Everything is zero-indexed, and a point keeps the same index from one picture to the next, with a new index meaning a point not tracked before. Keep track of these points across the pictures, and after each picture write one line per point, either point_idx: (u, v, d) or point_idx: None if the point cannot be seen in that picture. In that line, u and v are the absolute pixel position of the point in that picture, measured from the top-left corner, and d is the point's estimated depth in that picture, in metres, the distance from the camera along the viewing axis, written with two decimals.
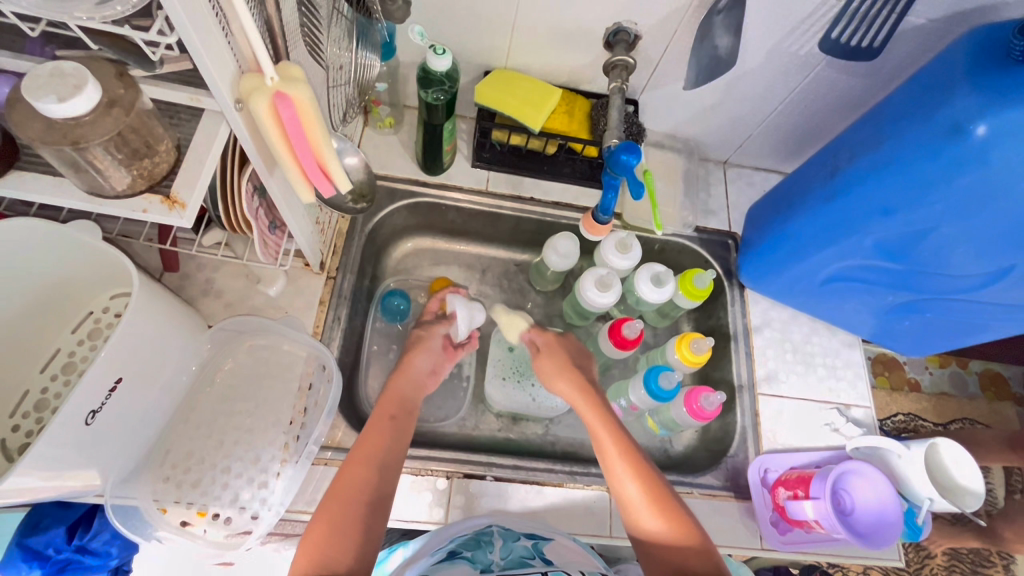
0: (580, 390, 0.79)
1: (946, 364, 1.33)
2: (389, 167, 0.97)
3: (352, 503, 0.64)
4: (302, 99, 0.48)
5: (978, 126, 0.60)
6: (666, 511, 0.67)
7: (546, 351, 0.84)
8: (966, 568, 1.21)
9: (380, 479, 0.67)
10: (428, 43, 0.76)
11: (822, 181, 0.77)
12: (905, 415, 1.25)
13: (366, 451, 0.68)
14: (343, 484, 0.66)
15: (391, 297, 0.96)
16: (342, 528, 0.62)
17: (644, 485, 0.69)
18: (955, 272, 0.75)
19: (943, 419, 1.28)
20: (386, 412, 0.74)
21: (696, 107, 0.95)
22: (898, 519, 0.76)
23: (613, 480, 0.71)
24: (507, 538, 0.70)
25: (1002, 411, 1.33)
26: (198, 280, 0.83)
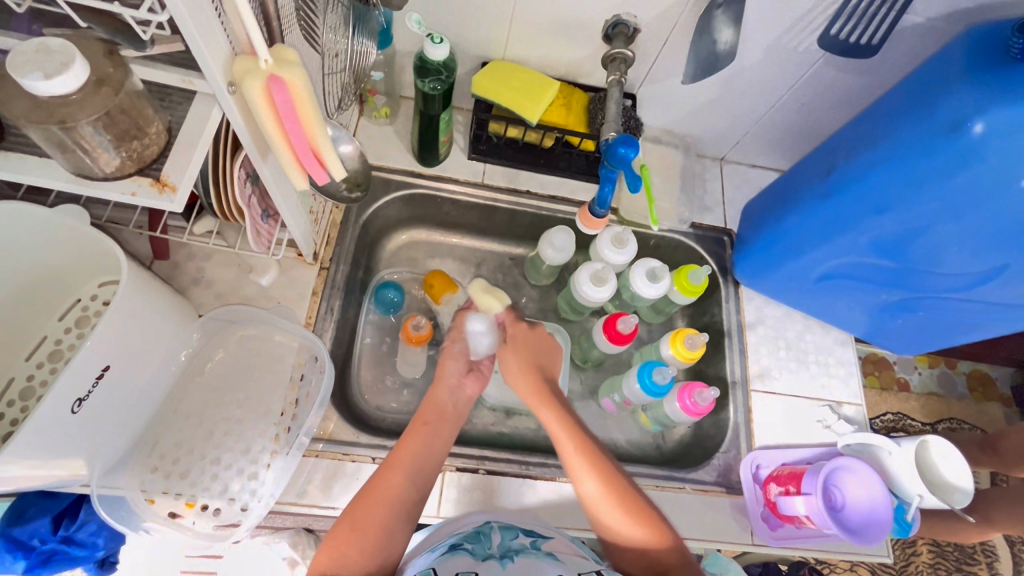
0: (537, 387, 0.77)
1: (935, 364, 1.35)
2: (384, 157, 0.96)
3: (379, 512, 0.64)
4: (298, 84, 0.47)
5: (975, 123, 0.60)
6: (629, 508, 0.66)
7: (510, 344, 0.81)
8: (952, 564, 1.23)
9: (415, 486, 0.67)
10: (426, 32, 0.75)
11: (819, 178, 0.77)
12: (893, 414, 1.27)
13: (395, 459, 0.67)
14: (369, 492, 0.65)
15: (385, 290, 0.95)
16: (362, 536, 0.62)
17: (605, 482, 0.67)
18: (949, 270, 0.75)
19: (931, 419, 1.29)
20: (424, 419, 0.73)
21: (694, 102, 0.94)
22: (887, 519, 0.76)
23: (576, 477, 0.69)
24: (506, 535, 0.69)
25: (990, 411, 1.35)
26: (188, 269, 0.82)
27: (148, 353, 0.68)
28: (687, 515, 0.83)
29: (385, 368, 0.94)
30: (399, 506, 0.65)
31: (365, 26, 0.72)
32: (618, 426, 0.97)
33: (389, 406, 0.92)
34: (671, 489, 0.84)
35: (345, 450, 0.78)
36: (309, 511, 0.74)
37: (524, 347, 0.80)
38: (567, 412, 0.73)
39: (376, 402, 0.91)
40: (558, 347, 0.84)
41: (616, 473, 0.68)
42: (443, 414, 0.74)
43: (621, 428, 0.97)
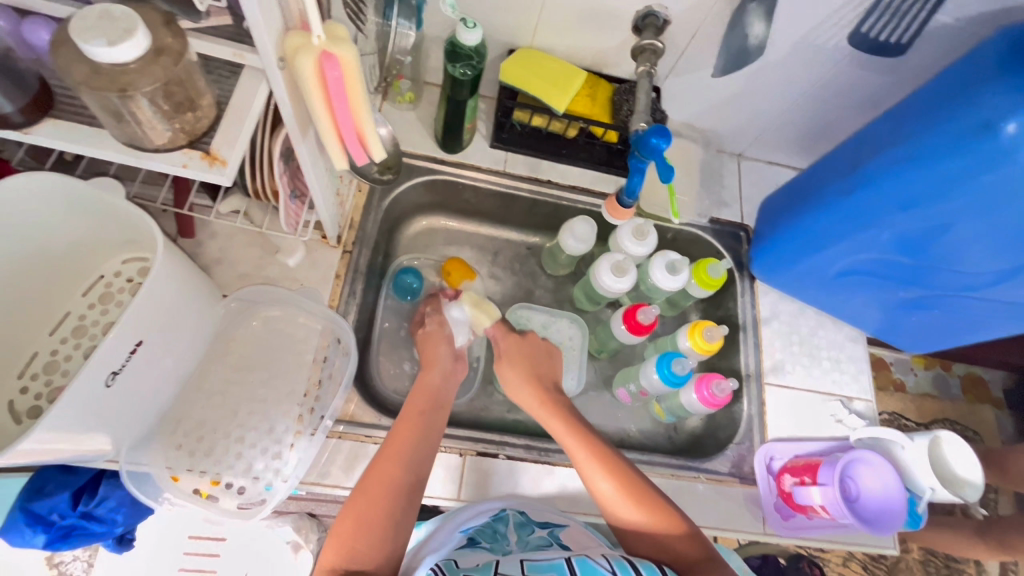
0: (541, 396, 0.79)
1: (932, 366, 1.38)
2: (407, 142, 0.96)
3: (379, 504, 0.64)
4: (348, 60, 0.47)
5: (1008, 123, 0.60)
6: (654, 510, 0.69)
7: (506, 356, 0.83)
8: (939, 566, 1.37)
9: (411, 473, 0.67)
10: (459, 16, 0.75)
11: (844, 173, 0.78)
12: (889, 414, 1.30)
13: (392, 450, 0.68)
14: (366, 486, 0.65)
15: (404, 276, 0.96)
16: (366, 528, 0.63)
17: (621, 480, 0.70)
18: (969, 268, 0.76)
19: (927, 420, 1.32)
20: (415, 409, 0.73)
21: (718, 96, 0.95)
22: (902, 508, 0.77)
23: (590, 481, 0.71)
24: (522, 530, 0.72)
25: (981, 414, 1.38)
26: (212, 247, 0.81)
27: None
28: (701, 503, 0.84)
29: (403, 353, 0.95)
30: (392, 494, 0.65)
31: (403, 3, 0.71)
32: (631, 417, 0.98)
33: (406, 390, 0.92)
34: (686, 478, 0.85)
35: (366, 432, 0.78)
36: (331, 492, 0.74)
37: (528, 358, 0.84)
38: (573, 420, 0.76)
39: (394, 386, 0.92)
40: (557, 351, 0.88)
41: (630, 471, 0.71)
42: (428, 399, 0.75)
43: (633, 419, 0.98)
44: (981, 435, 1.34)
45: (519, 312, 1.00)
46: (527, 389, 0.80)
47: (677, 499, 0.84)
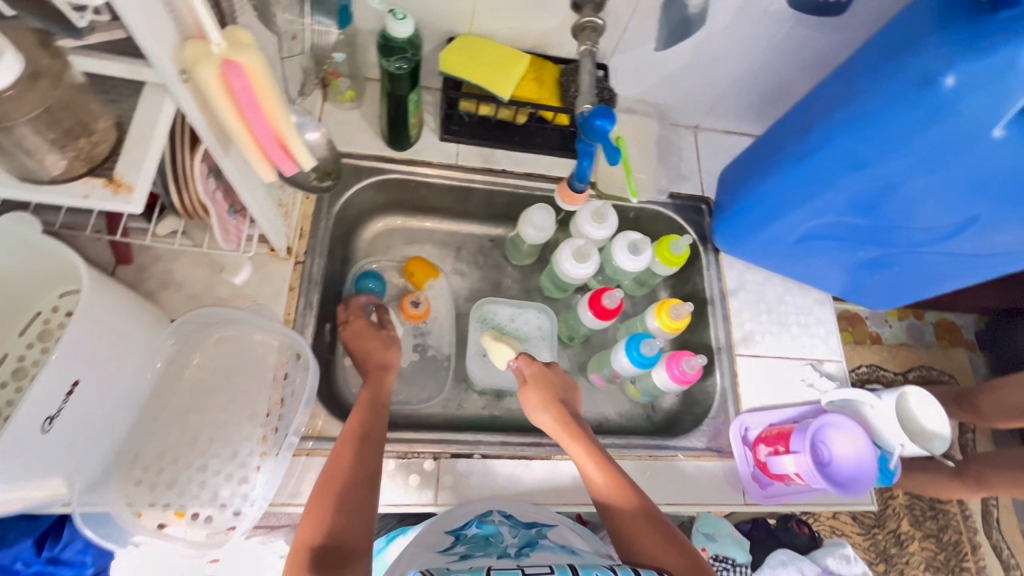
0: (563, 420, 0.78)
1: (904, 317, 1.41)
2: (353, 144, 0.92)
3: (347, 474, 0.65)
4: (254, 67, 0.44)
5: (947, 76, 0.58)
6: (656, 534, 0.67)
7: (531, 381, 0.82)
8: (925, 504, 1.45)
9: (379, 454, 0.69)
10: (387, 8, 0.72)
11: (796, 138, 0.77)
12: (866, 367, 1.31)
13: (361, 431, 0.70)
14: (343, 466, 0.66)
15: (364, 280, 0.94)
16: (344, 508, 0.62)
17: (631, 500, 0.70)
18: (924, 225, 0.75)
19: (901, 368, 1.35)
20: (377, 401, 0.76)
21: (668, 69, 0.93)
22: (874, 474, 0.78)
23: (602, 498, 0.71)
24: (513, 530, 0.70)
25: (954, 357, 1.43)
26: (155, 272, 0.78)
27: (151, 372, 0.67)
28: (681, 480, 0.85)
29: None
30: (362, 474, 0.65)
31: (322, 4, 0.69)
32: (607, 400, 0.98)
33: None
34: (663, 457, 0.85)
35: None
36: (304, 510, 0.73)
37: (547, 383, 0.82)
38: (596, 447, 0.75)
39: None
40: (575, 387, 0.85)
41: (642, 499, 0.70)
42: (376, 392, 0.78)
43: (610, 402, 0.98)
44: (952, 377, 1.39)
45: (485, 307, 0.99)
46: (551, 416, 0.79)
47: (657, 480, 0.84)
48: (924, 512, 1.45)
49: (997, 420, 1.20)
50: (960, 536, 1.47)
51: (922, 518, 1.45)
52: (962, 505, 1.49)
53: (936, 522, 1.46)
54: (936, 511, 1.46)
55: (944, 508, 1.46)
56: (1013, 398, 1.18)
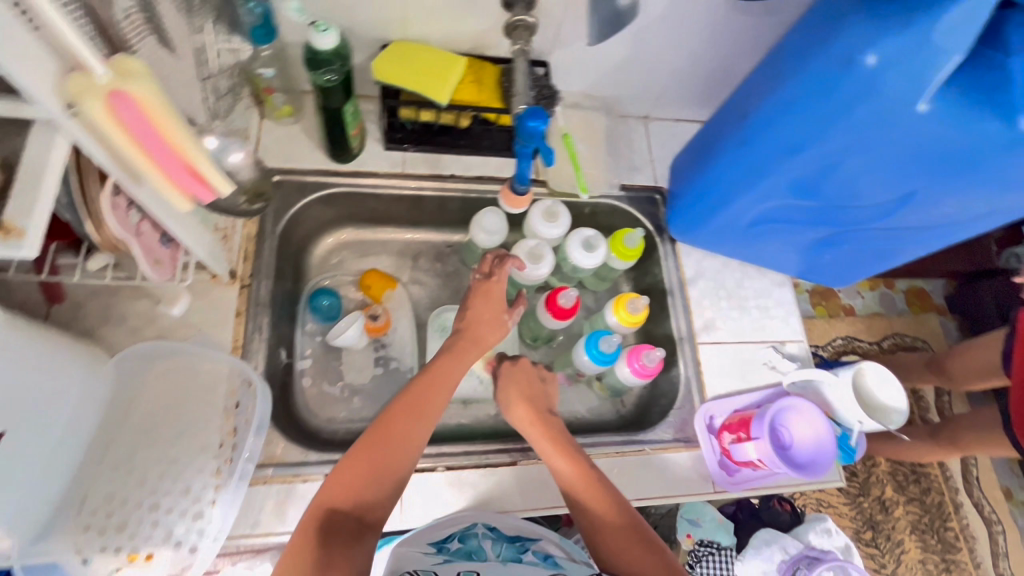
0: (536, 417, 0.78)
1: (876, 288, 1.56)
2: (294, 160, 0.90)
3: (390, 444, 0.67)
4: (147, 96, 0.43)
5: (867, 55, 0.58)
6: (628, 533, 0.67)
7: (506, 379, 0.83)
8: (907, 468, 1.49)
9: (426, 429, 0.70)
10: (308, 20, 0.70)
11: (735, 125, 0.77)
12: (841, 340, 1.46)
13: (412, 410, 0.70)
14: (380, 440, 0.67)
15: (319, 298, 0.92)
16: (368, 482, 0.65)
17: (604, 499, 0.69)
18: (865, 203, 0.76)
19: (876, 338, 1.50)
20: (445, 375, 0.76)
21: (609, 62, 0.92)
22: (831, 457, 0.79)
23: (577, 502, 0.70)
24: (496, 543, 0.70)
25: (928, 323, 1.56)
26: (93, 307, 0.75)
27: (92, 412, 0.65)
28: (650, 474, 0.84)
29: (331, 377, 0.92)
30: (408, 444, 0.68)
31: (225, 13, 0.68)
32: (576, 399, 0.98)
33: (341, 416, 0.89)
34: (631, 453, 0.85)
35: (295, 471, 0.75)
36: (266, 539, 0.72)
37: (523, 385, 0.82)
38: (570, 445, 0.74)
39: (327, 414, 0.89)
40: (553, 380, 0.86)
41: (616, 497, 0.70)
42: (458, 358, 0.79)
43: (579, 400, 0.97)
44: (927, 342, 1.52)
45: (444, 314, 0.98)
46: (527, 413, 0.79)
47: (626, 476, 0.84)
48: (907, 476, 1.48)
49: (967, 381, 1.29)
50: (943, 497, 1.49)
51: (906, 482, 1.48)
52: (942, 467, 1.52)
53: (918, 486, 1.49)
54: (919, 475, 1.50)
55: (927, 471, 1.50)
56: (979, 359, 1.26)
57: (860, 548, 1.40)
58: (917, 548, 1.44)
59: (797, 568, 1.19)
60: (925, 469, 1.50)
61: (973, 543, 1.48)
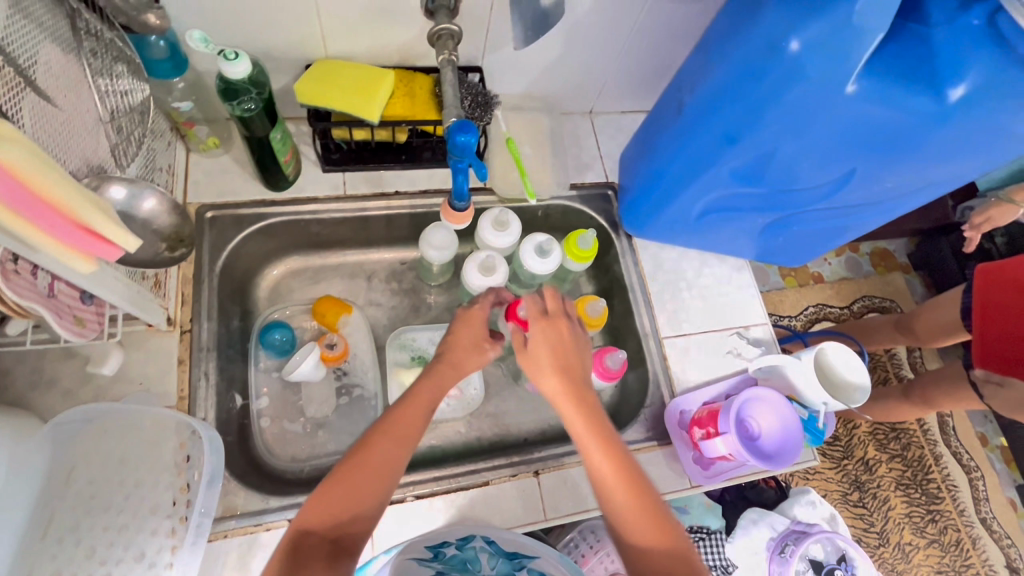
0: (569, 388, 0.67)
1: (842, 254, 1.59)
2: (227, 192, 0.86)
3: (366, 469, 0.62)
4: (14, 160, 0.41)
5: (790, 41, 0.58)
6: (655, 527, 0.60)
7: (538, 337, 0.70)
8: (887, 426, 1.52)
9: (406, 454, 0.65)
10: (216, 49, 0.67)
11: (674, 117, 0.76)
12: (813, 308, 1.50)
13: (395, 440, 0.65)
14: (359, 468, 0.62)
15: (270, 333, 0.88)
16: (342, 507, 0.60)
17: (631, 488, 0.62)
18: (808, 185, 0.75)
19: (845, 301, 1.53)
20: (426, 396, 0.70)
21: (543, 61, 0.90)
22: (799, 443, 0.81)
23: (602, 486, 0.62)
24: (496, 558, 0.65)
25: (894, 282, 1.59)
26: (21, 373, 0.71)
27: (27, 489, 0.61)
28: None
29: (291, 412, 0.88)
30: (383, 469, 0.63)
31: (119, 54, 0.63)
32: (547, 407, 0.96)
33: (305, 452, 0.86)
34: None
35: (257, 520, 0.72)
36: None
37: (555, 352, 0.69)
38: (600, 424, 0.66)
39: (290, 452, 0.86)
40: (587, 339, 0.73)
41: (644, 484, 0.63)
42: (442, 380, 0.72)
43: (550, 407, 0.96)
44: (894, 302, 1.55)
45: (403, 335, 0.96)
46: (558, 381, 0.68)
47: None
48: (887, 434, 1.51)
49: (934, 339, 1.28)
50: (924, 451, 1.52)
51: (886, 439, 1.51)
52: (921, 421, 1.54)
53: (899, 443, 1.51)
54: (899, 432, 1.52)
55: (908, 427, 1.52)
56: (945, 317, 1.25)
57: (848, 509, 1.43)
58: (903, 503, 1.47)
59: (785, 544, 1.17)
60: (905, 426, 1.53)
61: (956, 491, 1.50)
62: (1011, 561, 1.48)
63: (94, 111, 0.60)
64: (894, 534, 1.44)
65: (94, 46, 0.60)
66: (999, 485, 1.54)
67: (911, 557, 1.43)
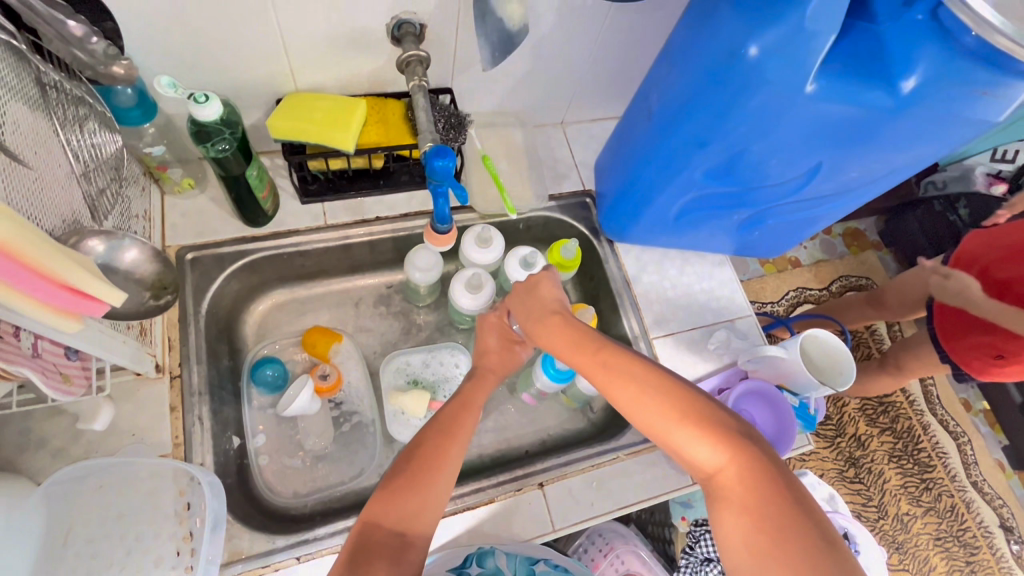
0: (560, 327, 0.70)
1: (816, 238, 1.64)
2: (206, 232, 0.86)
3: (427, 463, 0.65)
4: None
5: (749, 47, 0.60)
6: (683, 422, 0.59)
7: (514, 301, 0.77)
8: (875, 401, 1.56)
9: (457, 450, 0.67)
10: (185, 93, 0.66)
11: (645, 124, 0.78)
12: (794, 292, 1.54)
13: (450, 434, 0.68)
14: (422, 462, 0.65)
15: (263, 369, 0.87)
16: (407, 495, 0.62)
17: (644, 391, 0.61)
18: (779, 180, 0.77)
19: (823, 283, 1.57)
20: (473, 398, 0.74)
21: (512, 78, 0.92)
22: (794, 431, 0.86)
23: (621, 401, 0.63)
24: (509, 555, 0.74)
25: (868, 261, 1.64)
26: (8, 436, 0.69)
27: (26, 555, 0.59)
28: (628, 480, 0.85)
29: (290, 447, 0.88)
30: (440, 462, 0.65)
31: (86, 108, 0.63)
32: (545, 417, 0.97)
33: (307, 486, 0.86)
34: (607, 463, 0.85)
35: (264, 561, 0.72)
36: None
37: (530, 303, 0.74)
38: (595, 346, 0.67)
39: (292, 488, 0.85)
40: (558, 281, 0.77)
41: (659, 384, 0.62)
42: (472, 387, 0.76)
43: (548, 417, 0.97)
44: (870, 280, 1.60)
45: (396, 359, 0.96)
46: (542, 327, 0.71)
47: (606, 487, 0.84)
48: (875, 408, 1.55)
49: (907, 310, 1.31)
50: (912, 422, 1.56)
51: (875, 414, 1.54)
52: (906, 392, 1.59)
53: (887, 416, 1.55)
54: (886, 405, 1.56)
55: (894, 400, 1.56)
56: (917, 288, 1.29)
57: (845, 486, 1.47)
58: (897, 474, 1.50)
59: None
60: (892, 399, 1.57)
61: (946, 457, 1.55)
62: (1005, 521, 1.53)
63: (66, 165, 0.60)
64: (892, 506, 1.48)
65: (61, 102, 0.60)
66: (986, 448, 1.59)
67: (910, 526, 1.47)
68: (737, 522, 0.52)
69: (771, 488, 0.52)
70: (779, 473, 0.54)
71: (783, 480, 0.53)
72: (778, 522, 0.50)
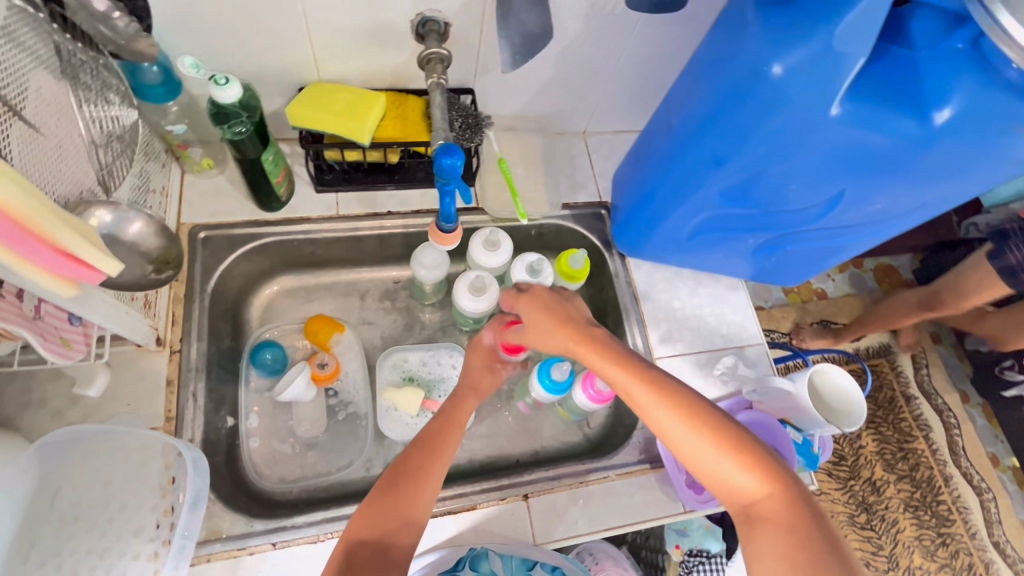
0: (589, 342, 0.68)
1: (845, 270, 1.58)
2: (221, 212, 0.87)
3: (412, 482, 0.64)
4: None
5: (773, 65, 0.58)
6: (720, 449, 0.58)
7: (520, 303, 0.75)
8: (894, 446, 1.48)
9: (440, 469, 0.67)
10: (207, 74, 0.68)
11: (664, 138, 0.76)
12: (818, 322, 1.48)
13: (430, 453, 0.67)
14: (401, 479, 0.64)
15: (262, 353, 0.88)
16: (392, 513, 0.62)
17: (680, 410, 0.61)
18: (799, 206, 0.74)
19: (848, 317, 1.51)
20: (454, 418, 0.73)
21: (535, 83, 0.91)
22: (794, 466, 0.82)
23: (654, 419, 0.62)
24: (505, 558, 0.73)
25: None
26: (11, 393, 0.71)
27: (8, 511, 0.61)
28: (617, 501, 0.82)
29: (282, 432, 0.88)
30: (423, 481, 0.65)
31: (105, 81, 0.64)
32: (540, 427, 0.95)
33: (295, 473, 0.86)
34: (596, 481, 0.83)
35: (243, 543, 0.72)
36: None
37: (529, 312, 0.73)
38: (630, 362, 0.65)
39: (280, 473, 0.85)
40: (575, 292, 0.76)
41: (695, 403, 0.61)
42: (453, 403, 0.76)
43: (543, 428, 0.95)
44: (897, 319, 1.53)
45: (395, 354, 0.95)
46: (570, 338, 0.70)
47: (592, 505, 0.81)
48: (893, 452, 1.47)
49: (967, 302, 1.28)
50: (933, 471, 1.48)
51: (891, 457, 1.47)
52: (929, 440, 1.50)
53: (907, 463, 1.47)
54: (906, 451, 1.48)
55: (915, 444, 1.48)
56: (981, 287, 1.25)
57: (856, 532, 1.40)
58: (912, 525, 1.43)
59: None
60: (913, 445, 1.49)
61: (967, 512, 1.46)
62: None
63: (83, 135, 0.61)
64: (904, 558, 1.40)
65: (83, 73, 0.61)
66: (1010, 507, 1.50)
67: None
68: (773, 551, 0.52)
69: (812, 527, 0.53)
70: (813, 509, 0.55)
71: (817, 518, 0.54)
72: (821, 560, 0.50)
